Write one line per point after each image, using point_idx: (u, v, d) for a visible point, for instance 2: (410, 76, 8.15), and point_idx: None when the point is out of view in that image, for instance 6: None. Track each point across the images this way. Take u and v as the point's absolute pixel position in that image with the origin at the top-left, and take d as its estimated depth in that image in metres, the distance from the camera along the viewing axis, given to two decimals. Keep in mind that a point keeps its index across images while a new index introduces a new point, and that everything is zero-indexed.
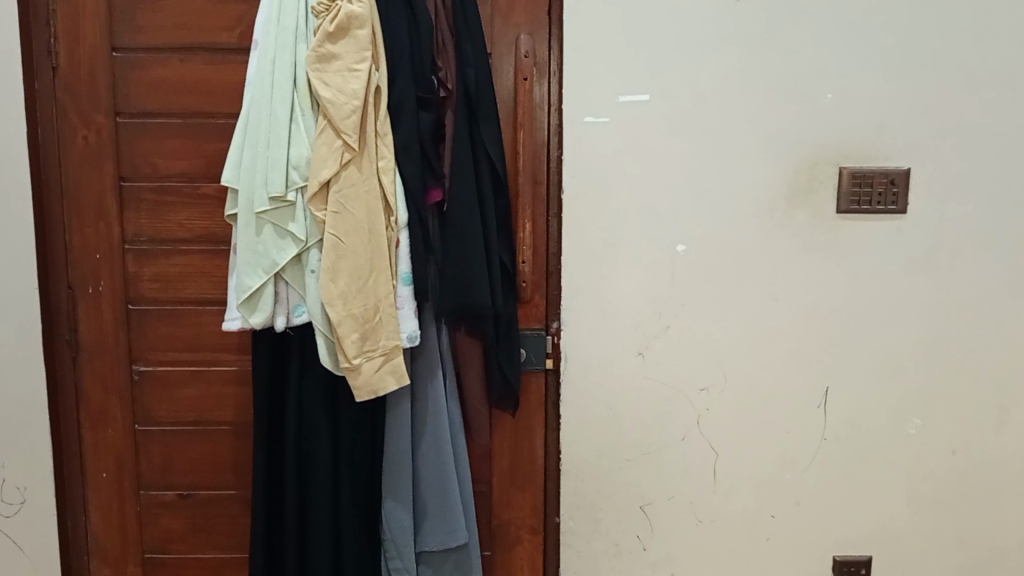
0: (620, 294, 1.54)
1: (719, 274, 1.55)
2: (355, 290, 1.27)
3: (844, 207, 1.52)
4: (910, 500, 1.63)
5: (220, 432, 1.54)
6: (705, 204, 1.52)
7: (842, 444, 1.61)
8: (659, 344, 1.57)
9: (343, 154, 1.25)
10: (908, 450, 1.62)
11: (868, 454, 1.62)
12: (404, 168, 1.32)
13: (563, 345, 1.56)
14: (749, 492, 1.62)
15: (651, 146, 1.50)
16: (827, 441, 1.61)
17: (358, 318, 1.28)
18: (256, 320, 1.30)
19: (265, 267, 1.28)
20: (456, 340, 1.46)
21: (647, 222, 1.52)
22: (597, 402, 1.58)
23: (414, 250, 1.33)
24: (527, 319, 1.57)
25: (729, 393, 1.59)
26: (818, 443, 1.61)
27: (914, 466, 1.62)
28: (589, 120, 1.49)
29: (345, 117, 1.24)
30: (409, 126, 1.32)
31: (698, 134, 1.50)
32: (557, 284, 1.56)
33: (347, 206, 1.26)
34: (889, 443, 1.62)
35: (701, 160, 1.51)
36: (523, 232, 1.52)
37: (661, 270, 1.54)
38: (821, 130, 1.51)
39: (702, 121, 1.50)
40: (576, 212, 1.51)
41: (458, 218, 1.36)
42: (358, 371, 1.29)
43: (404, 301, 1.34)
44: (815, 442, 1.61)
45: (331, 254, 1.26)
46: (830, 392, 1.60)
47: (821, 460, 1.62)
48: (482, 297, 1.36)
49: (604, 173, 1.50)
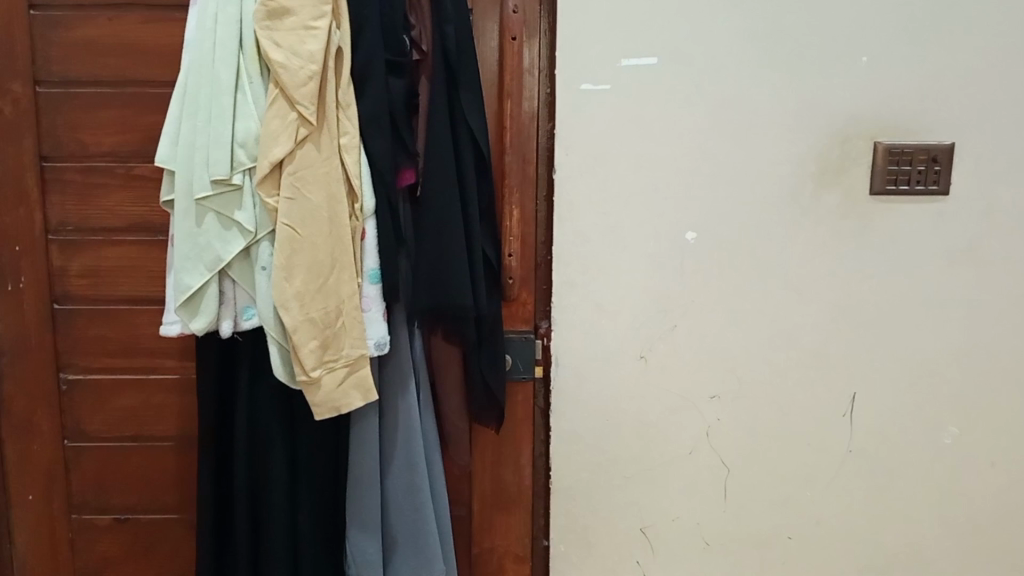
0: (621, 289, 1.36)
1: (733, 267, 1.37)
2: (315, 290, 1.08)
3: (879, 188, 1.35)
4: (939, 519, 1.46)
5: (161, 447, 1.34)
6: (718, 187, 1.34)
7: (867, 457, 1.44)
8: (663, 346, 1.38)
9: (298, 129, 1.05)
10: (940, 463, 1.45)
11: (895, 469, 1.45)
12: (372, 145, 1.12)
13: (553, 351, 1.38)
14: (761, 510, 1.45)
15: (657, 120, 1.31)
16: (852, 453, 1.44)
17: (318, 322, 1.09)
18: (197, 324, 1.10)
19: (208, 264, 1.09)
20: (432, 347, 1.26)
21: (651, 207, 1.34)
22: (594, 410, 1.40)
23: (382, 242, 1.14)
24: (512, 320, 1.38)
25: (743, 400, 1.41)
26: (841, 456, 1.44)
27: (945, 481, 1.45)
28: (587, 87, 1.30)
29: (300, 85, 1.04)
30: (377, 94, 1.11)
31: (711, 107, 1.31)
32: (548, 278, 1.37)
33: (304, 191, 1.07)
34: (919, 456, 1.44)
35: (714, 137, 1.32)
36: (509, 222, 1.33)
37: (668, 261, 1.36)
38: (850, 103, 1.33)
39: (715, 92, 1.31)
40: (570, 195, 1.32)
41: (433, 205, 1.16)
42: (317, 385, 1.10)
43: (372, 301, 1.15)
44: (837, 455, 1.44)
45: (284, 248, 1.07)
46: (857, 398, 1.42)
47: (842, 475, 1.44)
48: (464, 299, 1.17)
49: (603, 150, 1.31)
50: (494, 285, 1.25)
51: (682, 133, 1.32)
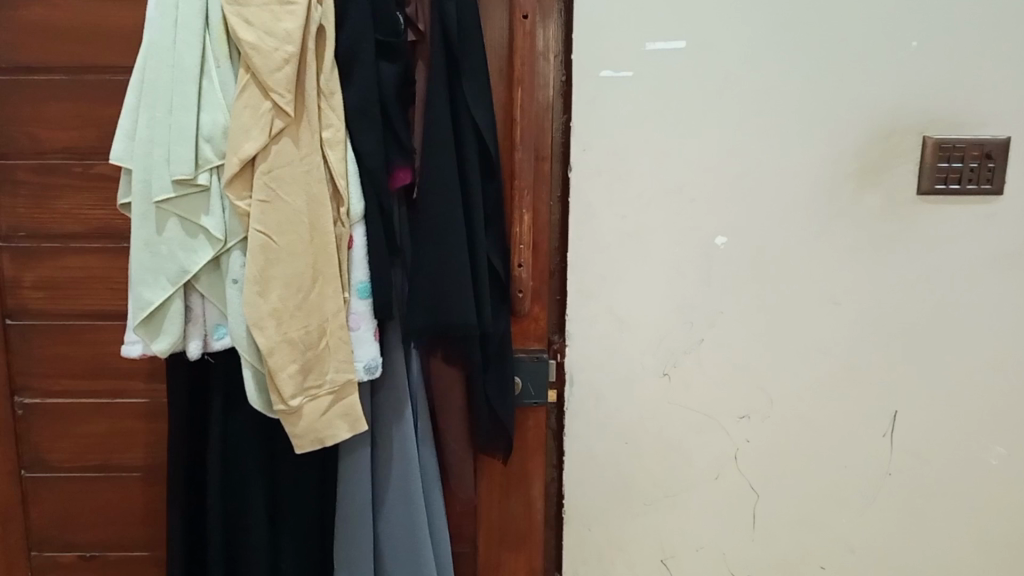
0: (639, 300, 1.21)
1: (767, 274, 1.22)
2: (294, 307, 0.94)
3: (927, 188, 1.20)
4: (989, 547, 1.31)
5: (129, 479, 1.20)
6: (752, 184, 1.19)
7: (908, 479, 1.29)
8: (688, 362, 1.23)
9: (274, 121, 0.91)
10: (990, 488, 1.29)
11: (941, 494, 1.29)
12: (360, 139, 0.97)
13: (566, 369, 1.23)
14: (792, 538, 1.30)
15: (684, 112, 1.16)
16: (892, 475, 1.29)
17: (298, 343, 0.94)
18: (159, 346, 0.96)
19: (170, 276, 0.95)
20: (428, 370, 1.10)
21: (674, 207, 1.19)
22: (608, 431, 1.25)
23: (373, 253, 0.99)
24: (522, 338, 1.22)
25: (776, 422, 1.26)
26: (880, 479, 1.29)
27: (995, 508, 1.30)
28: (608, 74, 1.14)
29: (275, 70, 0.89)
30: (366, 82, 0.96)
31: (747, 96, 1.16)
32: (562, 287, 1.23)
33: (280, 192, 0.92)
34: (968, 479, 1.29)
35: (750, 130, 1.17)
36: (518, 227, 1.13)
37: (692, 267, 1.21)
38: (898, 91, 1.17)
39: (750, 79, 1.16)
40: (588, 196, 1.17)
41: (430, 209, 1.01)
42: (298, 415, 0.96)
43: (361, 319, 1.00)
44: (875, 475, 1.28)
45: (258, 259, 0.92)
46: (899, 417, 1.27)
47: (883, 500, 1.29)
48: (465, 315, 1.02)
49: (624, 145, 1.16)
50: (501, 299, 1.10)
51: (712, 126, 1.17)
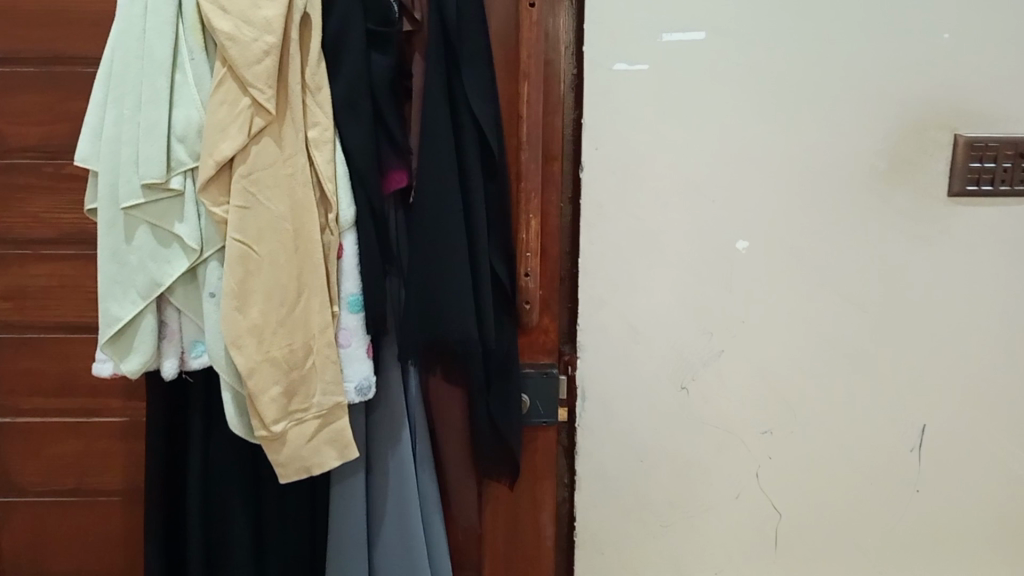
0: (655, 308, 1.09)
1: (796, 280, 1.10)
2: (276, 323, 0.85)
3: (958, 189, 1.09)
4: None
5: (107, 503, 1.11)
6: (776, 183, 1.08)
7: (938, 498, 1.17)
8: (707, 374, 1.12)
9: (253, 118, 0.82)
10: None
11: (976, 512, 1.18)
12: (349, 136, 0.87)
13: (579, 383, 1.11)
14: (816, 562, 1.18)
15: (703, 107, 1.05)
16: (921, 493, 1.17)
17: (281, 363, 0.85)
18: (129, 365, 0.87)
19: (141, 290, 0.86)
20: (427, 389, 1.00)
21: (692, 210, 1.07)
22: (622, 449, 1.13)
23: (365, 262, 0.89)
24: (532, 351, 1.09)
25: (802, 439, 1.15)
26: (908, 497, 1.17)
27: None
28: (620, 67, 1.03)
29: (253, 62, 0.80)
30: (354, 73, 0.87)
31: (773, 90, 1.06)
32: (573, 295, 1.12)
33: (261, 197, 0.83)
34: (1006, 498, 1.18)
35: (776, 127, 1.07)
36: (525, 233, 0.97)
37: (712, 272, 1.09)
38: (932, 84, 1.07)
39: (778, 71, 1.05)
40: (601, 197, 1.06)
41: (425, 211, 0.89)
42: (282, 442, 0.87)
43: (352, 334, 0.90)
44: (902, 495, 1.17)
45: (235, 271, 0.83)
46: (929, 430, 1.16)
47: (913, 520, 1.18)
48: (464, 327, 0.90)
49: (639, 144, 1.05)
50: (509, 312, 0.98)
51: (735, 121, 1.06)
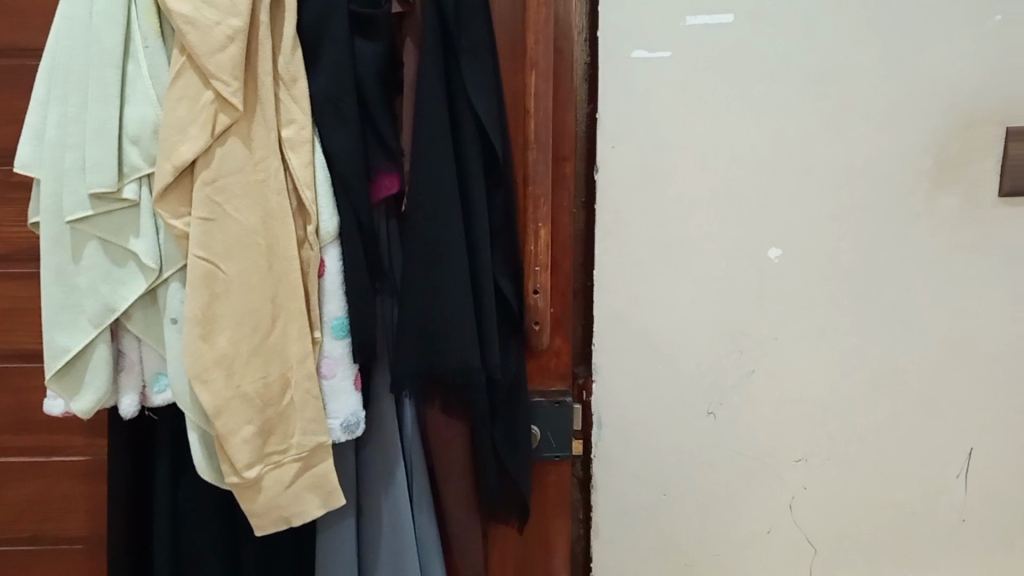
0: (676, 320, 0.89)
1: (837, 294, 0.91)
2: (248, 353, 0.73)
3: (1009, 189, 0.90)
4: None
5: (71, 552, 1.00)
6: (813, 187, 0.89)
7: (986, 530, 0.97)
8: (738, 398, 0.92)
9: (218, 115, 0.70)
10: None
11: None
12: (332, 136, 0.75)
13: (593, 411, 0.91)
14: None
15: (736, 100, 0.86)
16: (968, 522, 0.96)
17: (254, 399, 0.73)
18: (81, 403, 0.76)
19: (93, 316, 0.74)
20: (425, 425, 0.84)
21: (719, 218, 0.88)
22: (643, 483, 0.93)
23: (350, 282, 0.77)
24: (540, 375, 0.91)
25: (847, 467, 0.94)
26: (952, 528, 0.96)
27: None
28: (641, 54, 0.85)
29: (216, 49, 0.68)
30: (335, 63, 0.74)
31: (815, 81, 0.87)
32: (588, 311, 0.91)
33: (228, 206, 0.71)
34: None
35: (820, 125, 0.88)
36: (532, 244, 0.82)
37: (739, 287, 0.90)
38: (996, 65, 0.88)
39: (818, 60, 0.86)
40: (616, 201, 0.87)
41: (419, 219, 0.75)
42: (257, 489, 0.74)
43: (337, 363, 0.78)
44: (945, 526, 0.96)
45: (200, 294, 0.71)
46: (976, 454, 0.95)
47: (957, 556, 0.97)
48: (463, 353, 0.76)
49: (662, 143, 0.86)
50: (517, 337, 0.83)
51: (771, 116, 0.87)
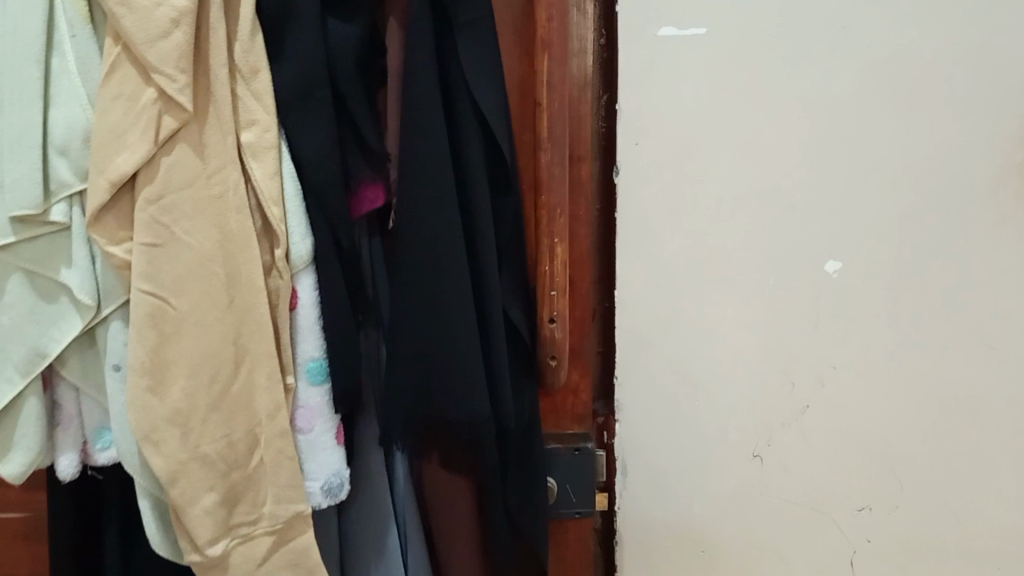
0: (710, 347, 0.70)
1: (913, 315, 0.70)
2: (208, 407, 0.60)
3: None
4: None
5: None
6: (879, 186, 0.69)
7: None
8: (789, 437, 0.71)
9: (163, 119, 0.57)
10: None
11: None
12: (305, 142, 0.61)
13: (618, 457, 0.72)
14: None
15: (790, 83, 0.67)
16: None
17: (216, 463, 0.60)
18: (9, 467, 0.62)
19: (16, 365, 0.61)
20: (419, 485, 0.70)
21: (762, 227, 0.69)
22: (671, 542, 0.73)
23: (328, 315, 0.63)
24: (553, 418, 0.73)
25: (920, 521, 0.73)
26: None
27: None
28: (669, 31, 0.66)
29: (157, 37, 0.56)
30: (305, 50, 0.61)
31: (890, 59, 0.67)
32: (606, 336, 0.74)
33: (178, 230, 0.58)
34: None
35: (896, 114, 0.68)
36: (547, 263, 0.67)
37: (788, 308, 0.70)
38: None
39: (896, 33, 0.67)
40: (642, 204, 0.68)
41: (412, 238, 0.62)
42: (225, 566, 0.62)
43: (314, 414, 0.64)
44: None
45: (145, 338, 0.58)
46: None
47: None
48: (469, 398, 0.63)
49: (698, 138, 0.67)
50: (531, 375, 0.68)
51: (834, 103, 0.68)
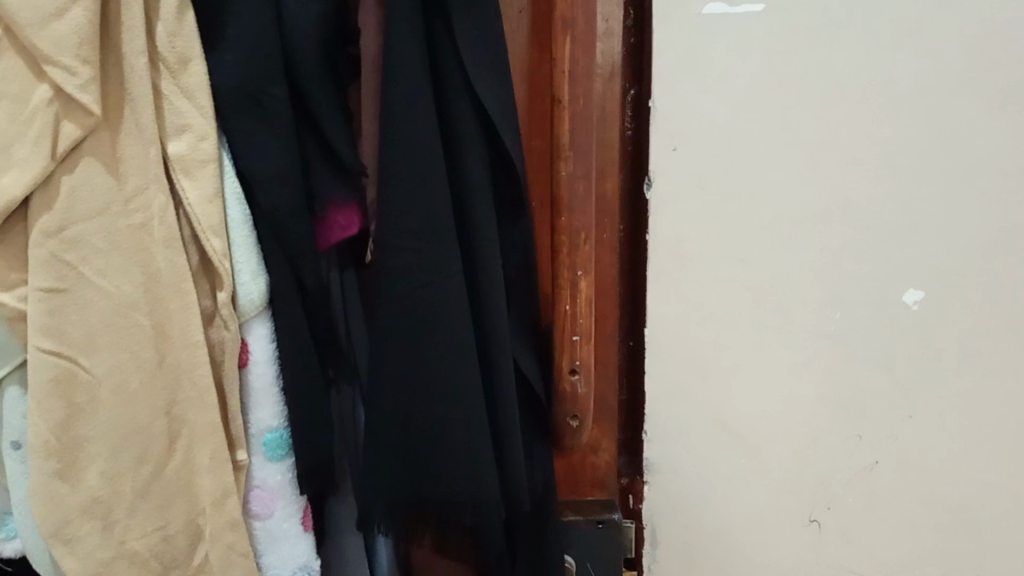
0: (761, 396, 0.59)
1: (1005, 360, 0.59)
2: (135, 495, 0.46)
3: None
4: None
5: None
6: (967, 205, 0.57)
7: None
8: (852, 499, 0.61)
9: (62, 125, 0.43)
10: None
11: None
12: (254, 153, 0.47)
13: (647, 526, 0.62)
14: None
15: (867, 72, 0.55)
16: None
17: (147, 563, 0.47)
18: None
19: None
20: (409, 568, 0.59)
21: (826, 253, 0.57)
22: None
23: (289, 375, 0.50)
24: (569, 482, 0.63)
25: None
26: None
27: None
28: (718, 8, 0.53)
29: (53, 17, 0.41)
30: (251, 32, 0.46)
31: (993, 44, 0.54)
32: (632, 383, 0.62)
33: (88, 270, 0.44)
34: None
35: (1001, 112, 0.55)
36: (567, 301, 0.54)
37: (858, 351, 0.59)
38: None
39: (999, 17, 0.54)
40: (679, 226, 0.57)
41: (399, 276, 0.48)
42: None
43: (274, 498, 0.50)
44: None
45: (48, 412, 0.44)
46: None
47: None
48: (474, 475, 0.50)
49: (746, 144, 0.55)
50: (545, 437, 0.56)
51: (919, 99, 0.55)
